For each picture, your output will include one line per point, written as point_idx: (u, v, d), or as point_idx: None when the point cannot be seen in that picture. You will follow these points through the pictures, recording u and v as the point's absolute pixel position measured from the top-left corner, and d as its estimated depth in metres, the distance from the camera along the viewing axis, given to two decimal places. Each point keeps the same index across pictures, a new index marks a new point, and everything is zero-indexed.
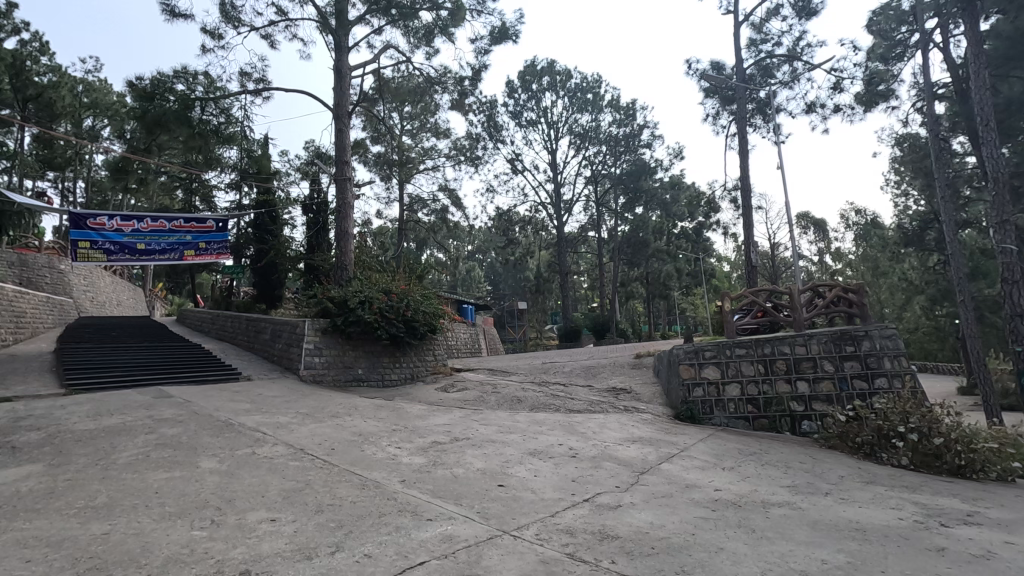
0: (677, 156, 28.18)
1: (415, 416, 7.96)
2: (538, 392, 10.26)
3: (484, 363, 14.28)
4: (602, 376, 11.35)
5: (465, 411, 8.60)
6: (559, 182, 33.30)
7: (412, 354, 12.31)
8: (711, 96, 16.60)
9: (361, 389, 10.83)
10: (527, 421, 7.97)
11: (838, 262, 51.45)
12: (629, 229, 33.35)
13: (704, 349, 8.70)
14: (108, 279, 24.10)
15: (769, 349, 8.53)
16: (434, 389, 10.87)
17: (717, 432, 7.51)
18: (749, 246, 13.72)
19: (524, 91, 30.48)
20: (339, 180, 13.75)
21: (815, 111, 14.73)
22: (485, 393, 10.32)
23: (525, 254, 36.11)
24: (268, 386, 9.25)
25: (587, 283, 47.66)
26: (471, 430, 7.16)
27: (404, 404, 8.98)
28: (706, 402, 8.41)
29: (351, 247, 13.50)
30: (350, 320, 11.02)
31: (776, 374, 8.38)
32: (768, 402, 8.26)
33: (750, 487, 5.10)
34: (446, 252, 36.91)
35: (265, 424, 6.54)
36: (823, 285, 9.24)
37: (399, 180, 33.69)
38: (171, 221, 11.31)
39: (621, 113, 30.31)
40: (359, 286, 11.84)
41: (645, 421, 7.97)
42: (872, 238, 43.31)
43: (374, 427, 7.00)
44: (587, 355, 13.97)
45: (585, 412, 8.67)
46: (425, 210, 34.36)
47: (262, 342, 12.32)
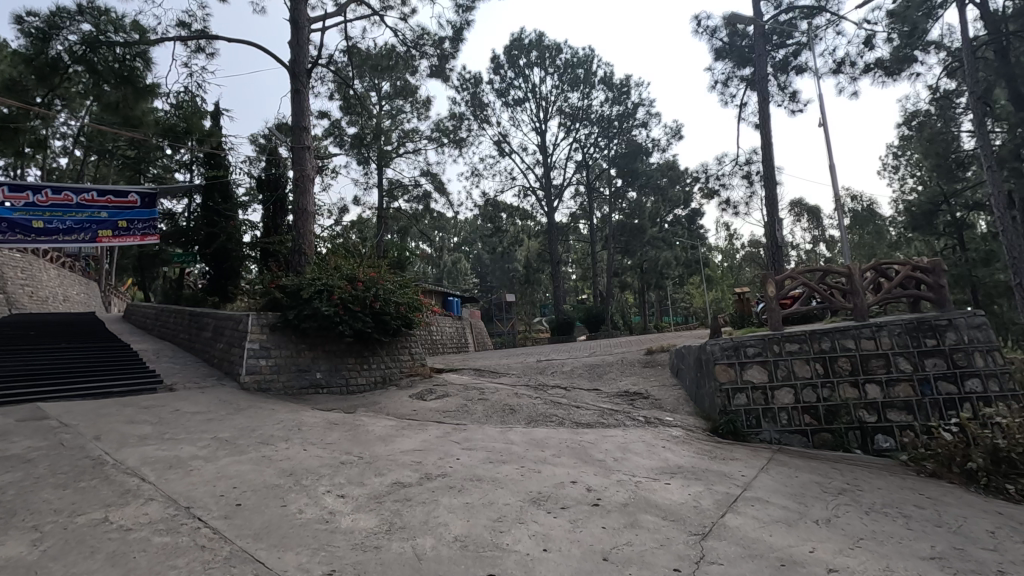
0: (674, 135, 26.42)
1: (377, 438, 6.03)
2: (534, 398, 8.39)
3: (469, 362, 12.38)
4: (609, 376, 9.53)
5: (445, 429, 6.71)
6: (548, 166, 31.40)
7: (382, 354, 10.38)
8: (723, 59, 14.77)
9: (318, 397, 8.88)
10: (525, 442, 6.10)
11: (833, 251, 50.34)
12: (624, 215, 31.58)
13: (747, 344, 6.90)
14: (52, 273, 21.71)
15: (829, 343, 6.76)
16: (407, 396, 8.94)
17: (778, 455, 5.69)
18: (775, 223, 11.97)
19: (510, 67, 28.56)
20: (296, 149, 11.63)
21: (844, 71, 12.97)
22: (470, 402, 8.41)
23: (513, 243, 34.19)
24: (193, 398, 7.27)
25: (578, 274, 45.87)
26: (451, 462, 5.25)
27: (367, 420, 7.05)
28: (751, 412, 6.61)
29: (312, 227, 11.45)
30: (304, 313, 9.07)
31: (839, 375, 6.61)
32: (830, 412, 6.48)
33: (881, 565, 3.27)
34: (429, 242, 34.84)
35: (154, 462, 4.59)
36: (889, 264, 7.47)
37: (378, 164, 31.66)
38: (78, 195, 9.80)
39: (614, 91, 28.52)
40: (318, 273, 9.86)
41: (677, 439, 6.13)
42: (869, 224, 42.04)
43: (316, 459, 5.08)
44: (587, 351, 12.13)
45: (598, 426, 6.80)
46: (407, 198, 32.30)
47: (202, 342, 10.30)
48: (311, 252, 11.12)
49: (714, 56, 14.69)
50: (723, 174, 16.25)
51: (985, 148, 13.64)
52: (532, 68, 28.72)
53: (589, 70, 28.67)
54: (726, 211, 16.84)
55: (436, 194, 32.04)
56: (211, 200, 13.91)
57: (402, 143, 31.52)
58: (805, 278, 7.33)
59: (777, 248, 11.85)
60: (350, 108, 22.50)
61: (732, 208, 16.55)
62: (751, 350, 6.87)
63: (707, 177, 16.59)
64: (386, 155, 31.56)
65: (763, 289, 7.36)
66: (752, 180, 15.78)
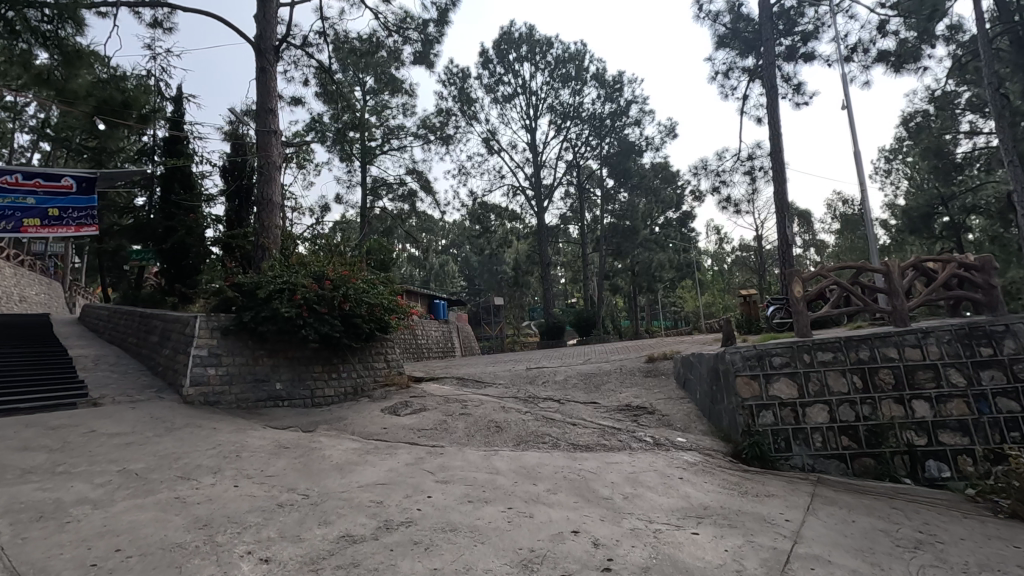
0: (668, 134, 25.55)
1: (332, 467, 4.94)
2: (524, 414, 7.32)
3: (452, 369, 11.28)
4: (608, 387, 8.52)
5: (417, 454, 5.62)
6: (538, 165, 30.44)
7: (353, 361, 9.27)
8: (726, 46, 13.91)
9: (276, 412, 7.75)
10: (514, 472, 5.03)
11: (823, 254, 50.01)
12: (615, 217, 30.68)
13: (772, 353, 5.93)
14: (8, 272, 20.28)
15: (868, 352, 5.79)
16: (379, 411, 7.84)
17: (820, 489, 4.70)
18: (785, 220, 11.03)
19: (499, 62, 27.62)
20: (260, 133, 10.48)
21: (857, 57, 12.12)
22: (450, 418, 7.32)
23: (502, 244, 33.17)
24: (118, 415, 6.12)
25: (567, 277, 44.97)
26: (419, 503, 4.17)
27: (326, 442, 5.95)
28: (780, 434, 5.62)
29: (277, 220, 10.30)
30: (262, 316, 7.94)
31: (880, 390, 5.64)
32: (874, 433, 5.48)
33: None
34: (415, 242, 33.69)
35: (23, 510, 3.47)
36: (931, 261, 6.54)
37: (361, 162, 30.55)
38: (4, 177, 9.26)
39: (607, 89, 27.68)
40: (280, 270, 8.74)
41: (695, 467, 5.11)
42: (861, 228, 41.59)
43: (244, 500, 3.98)
44: (581, 359, 11.09)
45: (600, 450, 5.77)
46: (392, 196, 31.19)
47: (149, 347, 9.12)
48: (277, 247, 10.00)
49: (718, 43, 13.82)
50: (723, 170, 15.35)
51: (1004, 142, 12.84)
52: (522, 64, 27.84)
53: (581, 67, 27.85)
54: (726, 208, 15.93)
55: (422, 193, 30.99)
56: (170, 191, 12.67)
57: (386, 140, 30.46)
58: (837, 277, 6.38)
59: (787, 248, 10.92)
60: (331, 102, 21.42)
61: (734, 207, 15.64)
62: (777, 360, 5.88)
63: (707, 173, 15.67)
64: (369, 151, 30.48)
65: (787, 289, 6.40)
66: (755, 176, 14.88)
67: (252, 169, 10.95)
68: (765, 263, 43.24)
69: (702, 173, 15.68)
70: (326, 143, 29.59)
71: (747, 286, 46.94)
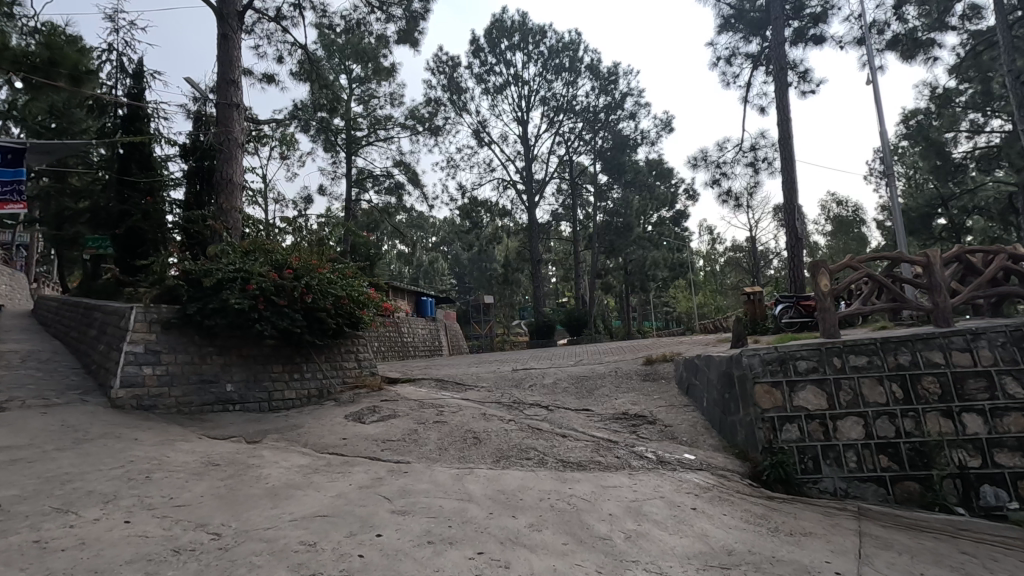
0: (664, 127, 24.73)
1: (262, 494, 3.98)
2: (506, 423, 6.40)
3: (431, 370, 10.34)
4: (602, 393, 7.65)
5: (375, 475, 4.67)
6: (529, 158, 29.53)
7: (318, 360, 8.30)
8: (730, 29, 13.07)
9: (223, 418, 6.76)
10: (489, 500, 4.12)
11: (815, 256, 49.76)
12: (608, 214, 29.87)
13: (796, 357, 5.05)
14: None
15: (909, 357, 4.94)
16: (342, 417, 6.89)
17: (866, 526, 3.83)
18: (794, 211, 10.21)
19: (490, 52, 26.68)
20: (221, 106, 9.47)
21: (872, 39, 11.34)
22: (422, 427, 6.39)
23: (491, 241, 32.25)
24: (21, 423, 5.13)
25: (559, 276, 44.22)
26: (364, 545, 3.24)
27: (269, 457, 4.98)
28: (808, 452, 4.73)
29: (238, 203, 9.28)
30: (210, 308, 6.96)
31: (924, 402, 4.78)
32: (918, 452, 4.62)
33: None
34: (402, 237, 32.66)
35: None
36: (974, 253, 5.74)
37: (346, 153, 29.48)
38: None
39: (601, 81, 26.87)
40: (235, 257, 7.75)
41: (710, 494, 4.21)
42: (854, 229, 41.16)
43: (130, 544, 3.03)
44: (572, 360, 10.19)
45: (593, 470, 4.86)
46: (379, 189, 30.21)
47: (86, 342, 8.09)
48: (237, 231, 9.02)
49: (723, 24, 12.98)
50: (724, 161, 14.53)
51: None
52: (514, 54, 26.96)
53: (575, 57, 27.02)
54: (727, 203, 15.08)
55: (409, 186, 30.08)
56: (126, 171, 11.55)
57: (373, 131, 29.46)
58: (870, 269, 5.53)
59: (797, 241, 10.10)
60: (313, 89, 20.45)
61: (734, 200, 14.81)
62: (802, 365, 5.01)
63: (708, 164, 14.83)
64: (355, 142, 29.47)
65: (812, 281, 5.54)
66: (758, 167, 14.06)
67: (212, 147, 9.93)
68: (758, 264, 42.73)
69: (702, 164, 14.84)
70: (310, 133, 28.57)
71: (739, 286, 46.42)
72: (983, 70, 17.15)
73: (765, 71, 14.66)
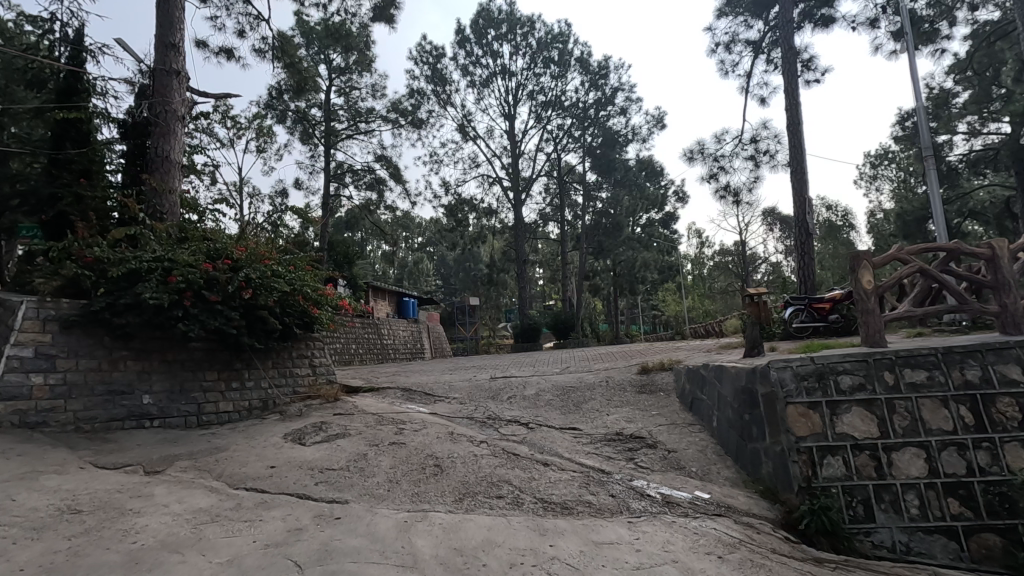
0: (656, 124, 23.84)
1: (118, 564, 2.83)
2: (476, 446, 5.30)
3: (399, 378, 9.18)
4: (591, 407, 6.60)
5: (293, 524, 3.52)
6: (516, 155, 28.50)
7: (260, 366, 7.15)
8: (731, 9, 12.12)
9: (134, 436, 5.58)
10: (440, 569, 3.01)
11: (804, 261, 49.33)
12: (597, 215, 28.93)
13: (838, 372, 4.01)
14: None
15: (979, 372, 3.92)
16: (281, 436, 5.73)
17: None
18: (804, 203, 9.24)
19: (477, 42, 25.66)
20: (155, 75, 8.23)
21: (886, 19, 10.41)
22: (374, 451, 5.26)
23: (476, 240, 31.16)
24: None
25: (546, 278, 43.31)
26: None
27: (159, 496, 3.83)
28: (857, 495, 3.68)
29: (174, 185, 8.07)
30: (121, 305, 5.76)
31: (1002, 430, 3.75)
32: (998, 495, 3.59)
33: None
34: (383, 235, 31.44)
35: None
36: None
37: (325, 145, 28.25)
38: None
39: (591, 75, 25.97)
40: (160, 244, 6.56)
41: (739, 558, 3.15)
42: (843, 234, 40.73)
43: None
44: (557, 367, 9.09)
45: (582, 516, 3.76)
46: (358, 184, 29.04)
47: None
48: (175, 216, 7.86)
49: (723, 4, 12.04)
50: (722, 154, 13.58)
51: None
52: (501, 45, 25.97)
53: (565, 50, 26.10)
54: (724, 199, 14.14)
55: (391, 182, 28.96)
56: (59, 149, 10.22)
57: (352, 124, 28.31)
58: (923, 262, 4.53)
59: (806, 235, 9.14)
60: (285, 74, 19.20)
61: (732, 196, 13.86)
62: (845, 382, 3.97)
63: (705, 158, 13.88)
64: (333, 134, 28.29)
65: (851, 278, 4.51)
66: (758, 161, 13.13)
67: (145, 121, 8.67)
68: (748, 268, 42.12)
69: (698, 157, 13.87)
70: (287, 123, 27.34)
71: (728, 291, 45.84)
72: (986, 68, 16.53)
73: (766, 60, 13.77)
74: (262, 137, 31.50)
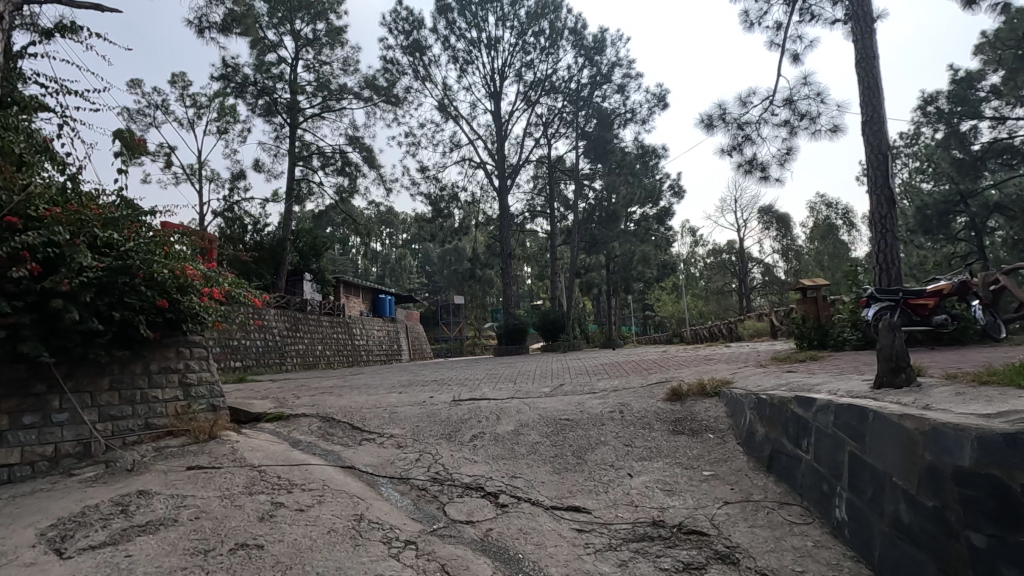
0: (657, 103, 21.39)
1: None
2: (391, 565, 2.76)
3: (327, 400, 6.56)
4: (601, 463, 4.11)
5: None
6: (502, 138, 26.05)
7: (82, 386, 4.58)
8: None
9: None
10: None
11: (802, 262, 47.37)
12: (590, 206, 26.62)
13: None
14: None
15: None
16: (44, 526, 3.16)
17: None
18: (885, 161, 6.77)
19: (460, 11, 23.09)
20: None
21: None
22: (193, 570, 2.71)
23: (457, 233, 28.67)
24: None
25: (533, 275, 40.96)
26: None
27: None
28: None
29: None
30: None
31: None
32: None
33: None
34: (356, 225, 28.82)
35: None
36: None
37: (290, 125, 25.69)
38: None
39: (585, 50, 23.51)
40: None
41: None
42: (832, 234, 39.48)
43: None
44: (547, 386, 6.54)
45: None
46: (327, 169, 26.50)
47: None
48: None
49: None
50: (747, 118, 11.13)
51: None
52: (486, 15, 23.41)
53: (557, 22, 23.61)
54: (749, 175, 11.64)
55: (365, 167, 26.44)
56: None
57: (321, 102, 25.77)
58: None
59: (888, 207, 6.72)
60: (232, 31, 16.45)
61: (759, 171, 11.40)
62: None
63: (726, 125, 11.41)
64: (300, 112, 25.69)
65: None
66: (793, 127, 10.68)
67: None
68: (746, 268, 40.03)
69: (719, 123, 11.41)
70: (248, 100, 24.72)
71: (724, 291, 43.81)
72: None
73: (801, 8, 11.34)
74: (224, 117, 28.89)
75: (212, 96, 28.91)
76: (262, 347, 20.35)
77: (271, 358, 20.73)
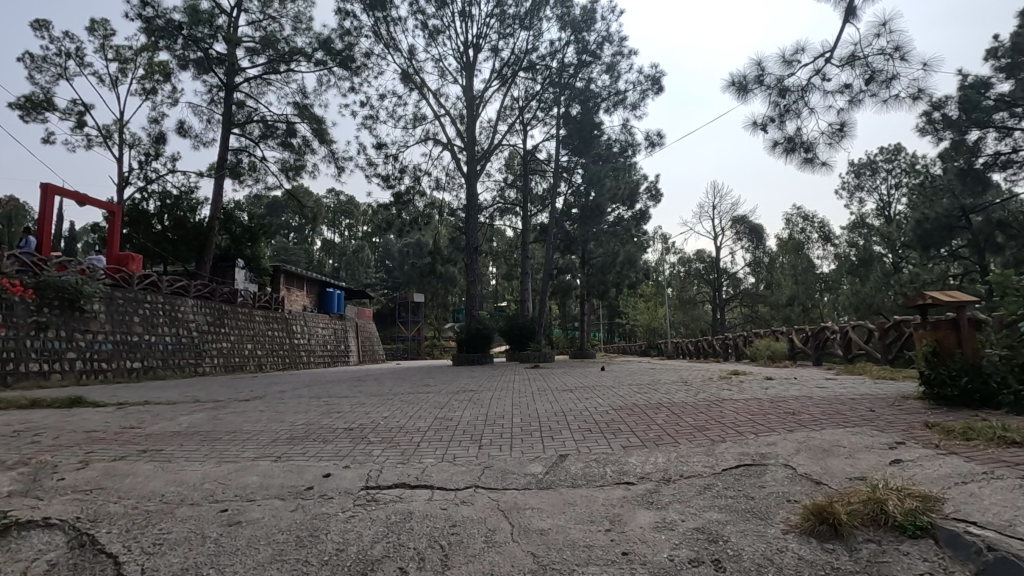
0: (652, 85, 18.88)
1: None
2: None
3: (133, 474, 3.55)
4: None
5: None
6: (472, 119, 23.09)
7: None
8: None
9: None
10: None
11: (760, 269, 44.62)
12: (570, 202, 23.88)
13: None
14: None
15: None
16: None
17: None
18: None
19: None
20: None
21: None
22: None
23: (418, 222, 25.44)
24: None
25: (502, 274, 38.12)
26: None
27: None
28: None
29: None
30: None
31: None
32: None
33: None
34: (302, 208, 25.27)
35: None
36: None
37: (228, 89, 22.08)
38: None
39: (571, 25, 20.82)
40: None
41: None
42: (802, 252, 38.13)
43: None
44: (538, 461, 3.67)
45: None
46: (269, 140, 22.96)
47: None
48: None
49: None
50: (793, 78, 8.62)
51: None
52: None
53: None
54: (789, 154, 9.09)
55: (314, 142, 23.05)
56: None
57: (266, 62, 22.20)
58: None
59: None
60: None
61: (803, 150, 8.89)
62: None
63: (765, 88, 8.86)
64: (237, 70, 22.05)
65: None
66: (855, 92, 8.20)
67: None
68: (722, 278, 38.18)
69: (756, 86, 8.86)
70: (175, 52, 20.99)
71: (698, 301, 41.99)
72: None
73: None
74: (153, 74, 24.87)
75: (140, 49, 24.87)
76: (171, 345, 16.72)
77: (183, 359, 17.11)
